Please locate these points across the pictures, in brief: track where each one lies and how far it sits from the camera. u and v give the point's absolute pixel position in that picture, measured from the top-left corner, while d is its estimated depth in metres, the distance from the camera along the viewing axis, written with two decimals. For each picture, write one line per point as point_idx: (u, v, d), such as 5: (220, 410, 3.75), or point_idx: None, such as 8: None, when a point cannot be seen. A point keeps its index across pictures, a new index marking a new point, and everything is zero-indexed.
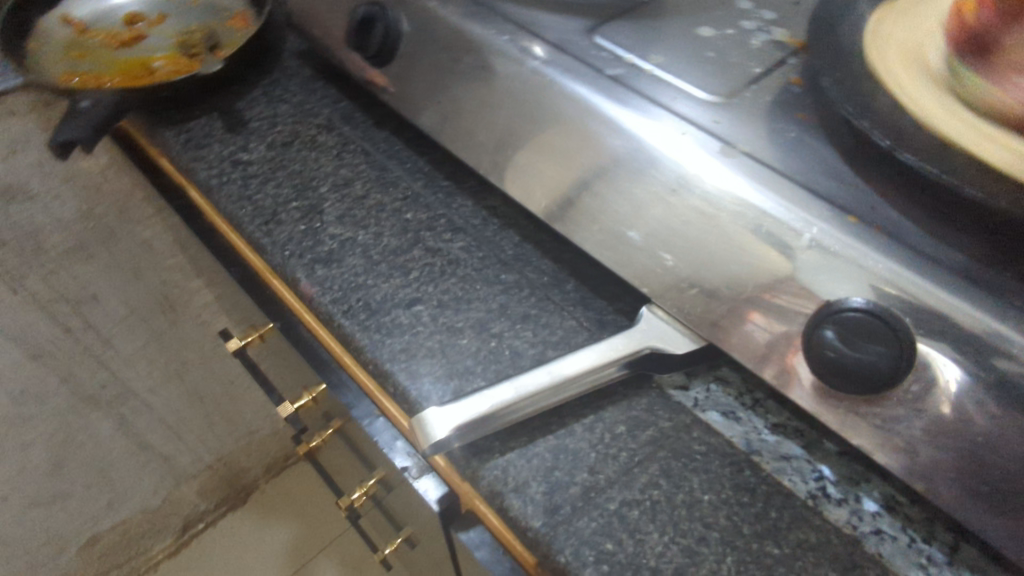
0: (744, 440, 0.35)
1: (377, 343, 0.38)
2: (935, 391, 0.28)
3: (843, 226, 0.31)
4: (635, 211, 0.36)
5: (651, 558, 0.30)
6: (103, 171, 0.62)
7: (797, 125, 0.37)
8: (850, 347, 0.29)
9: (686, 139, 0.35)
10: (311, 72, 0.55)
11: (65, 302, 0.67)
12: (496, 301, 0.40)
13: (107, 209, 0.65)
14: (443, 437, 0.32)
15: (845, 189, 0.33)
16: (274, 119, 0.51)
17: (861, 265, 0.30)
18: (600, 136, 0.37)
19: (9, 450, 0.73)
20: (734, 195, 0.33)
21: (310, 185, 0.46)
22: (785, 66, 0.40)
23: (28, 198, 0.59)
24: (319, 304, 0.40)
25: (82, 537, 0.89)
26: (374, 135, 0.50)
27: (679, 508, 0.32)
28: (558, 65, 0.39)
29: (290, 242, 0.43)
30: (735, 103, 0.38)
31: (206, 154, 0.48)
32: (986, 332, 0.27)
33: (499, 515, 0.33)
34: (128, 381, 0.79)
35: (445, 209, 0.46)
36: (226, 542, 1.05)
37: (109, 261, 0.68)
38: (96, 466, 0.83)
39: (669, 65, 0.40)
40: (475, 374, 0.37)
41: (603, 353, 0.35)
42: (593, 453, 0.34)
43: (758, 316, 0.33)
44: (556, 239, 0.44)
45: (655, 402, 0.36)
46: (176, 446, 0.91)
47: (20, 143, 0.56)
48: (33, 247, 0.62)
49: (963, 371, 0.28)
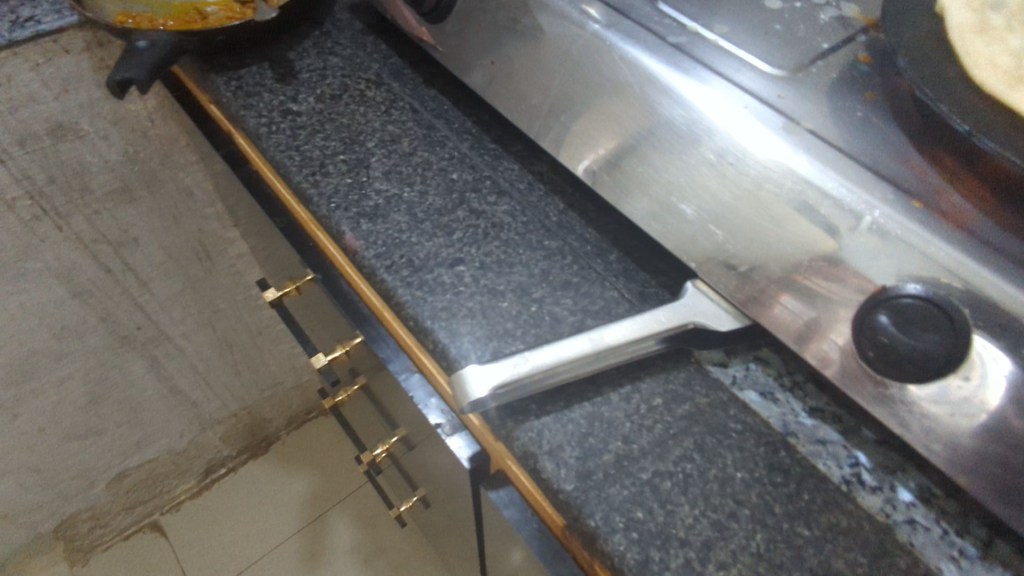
0: (780, 421, 0.35)
1: (419, 300, 0.38)
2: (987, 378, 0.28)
3: (906, 210, 0.30)
4: (689, 184, 0.35)
5: (681, 528, 0.31)
6: (150, 115, 0.63)
7: (864, 105, 0.35)
8: (904, 333, 0.29)
9: (746, 113, 0.34)
10: (362, 26, 0.55)
11: (107, 243, 0.69)
12: (538, 267, 0.40)
13: (153, 153, 0.66)
14: (481, 396, 0.33)
15: (911, 174, 0.32)
16: (324, 71, 0.51)
17: (921, 250, 0.29)
18: (658, 106, 0.36)
19: (48, 383, 0.75)
20: (793, 172, 0.32)
21: (358, 139, 0.46)
22: (855, 42, 0.39)
23: (78, 137, 0.60)
24: (362, 258, 0.40)
25: (111, 472, 0.92)
26: (422, 93, 0.50)
27: (711, 483, 0.32)
28: (618, 29, 0.39)
29: (336, 195, 0.43)
30: (802, 78, 0.37)
31: (256, 102, 0.48)
32: None
33: (532, 476, 0.34)
34: (163, 325, 0.81)
35: (490, 171, 0.46)
36: (247, 488, 1.08)
37: (151, 204, 0.69)
38: (127, 405, 0.86)
39: (734, 36, 0.39)
40: (514, 336, 0.37)
41: (647, 325, 0.35)
42: (628, 423, 0.34)
43: (789, 299, 0.33)
44: (601, 209, 0.44)
45: (693, 376, 0.36)
46: (205, 392, 0.94)
47: (72, 82, 0.56)
48: (80, 186, 0.63)
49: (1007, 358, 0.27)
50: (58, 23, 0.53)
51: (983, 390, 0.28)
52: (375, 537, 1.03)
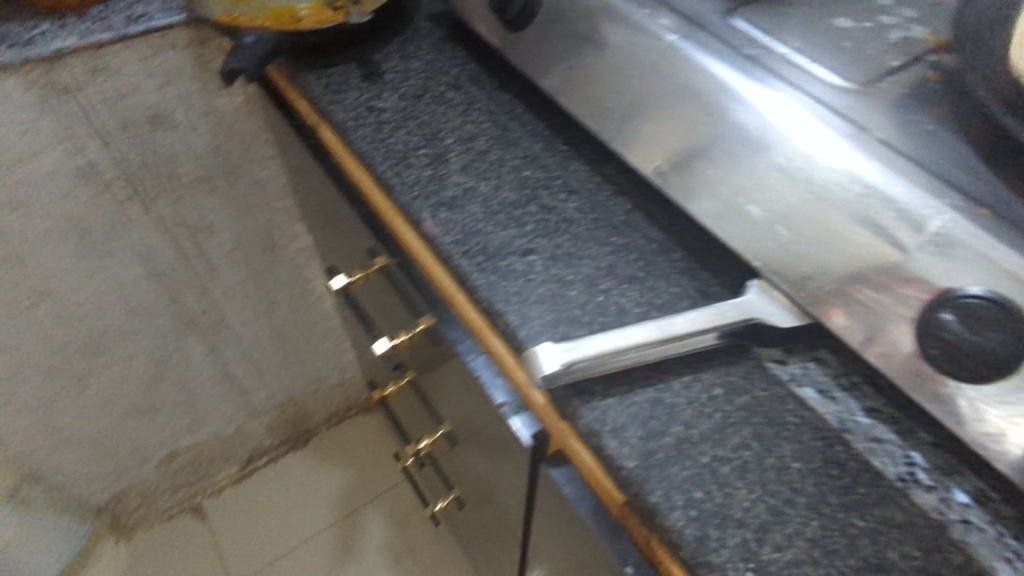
0: (837, 418, 0.36)
1: (493, 285, 0.40)
2: None
3: (973, 218, 0.31)
4: (759, 188, 0.37)
5: (739, 510, 0.32)
6: (237, 111, 0.67)
7: (932, 119, 0.37)
8: (968, 330, 0.30)
9: (817, 122, 0.36)
10: (443, 34, 0.58)
11: (185, 229, 0.73)
12: (605, 261, 0.42)
13: (235, 146, 0.70)
14: (552, 372, 0.35)
15: (979, 185, 0.33)
16: (407, 74, 0.54)
17: (985, 256, 0.30)
18: (729, 113, 0.38)
19: (117, 359, 0.79)
20: (860, 178, 0.34)
21: (437, 136, 0.50)
22: (923, 62, 0.40)
23: (172, 127, 0.64)
24: (440, 244, 0.43)
25: (162, 451, 0.96)
26: (498, 97, 0.53)
27: (768, 471, 0.33)
28: (693, 41, 0.41)
29: (417, 185, 0.46)
30: (871, 92, 0.38)
31: (344, 99, 0.52)
32: None
33: (594, 453, 0.35)
34: (226, 311, 0.85)
35: (561, 171, 0.48)
36: (286, 479, 1.11)
37: (228, 195, 0.74)
38: (185, 387, 0.90)
39: (806, 51, 0.41)
40: (582, 323, 0.39)
41: (711, 317, 0.37)
42: (689, 409, 0.36)
43: (838, 315, 0.35)
44: (666, 212, 0.46)
45: (752, 371, 0.37)
46: (255, 381, 0.97)
47: (174, 75, 0.61)
48: (168, 172, 0.67)
49: None
50: (166, 21, 0.57)
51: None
52: (406, 536, 1.04)
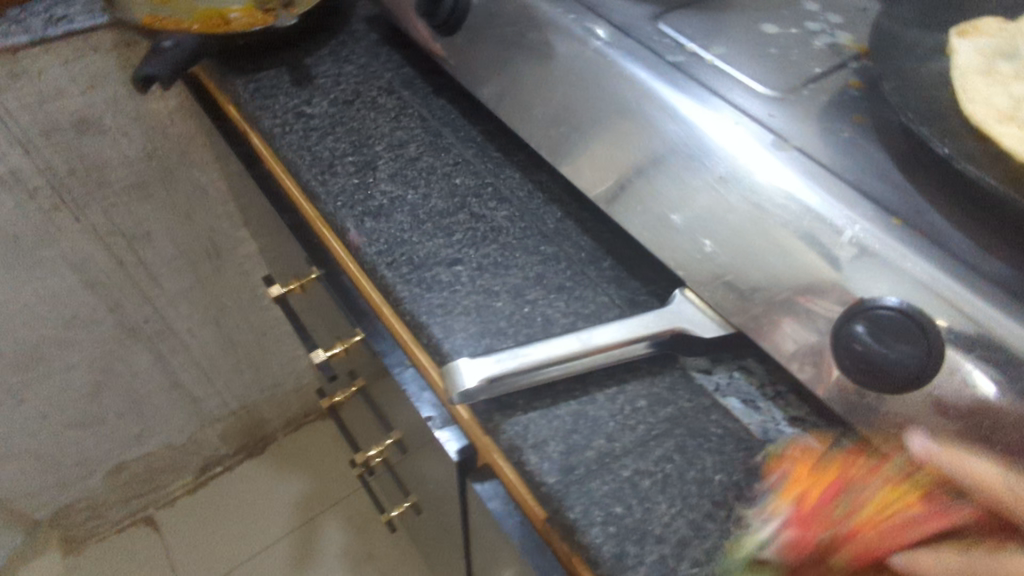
0: (761, 428, 0.35)
1: (416, 297, 0.39)
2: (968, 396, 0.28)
3: (887, 227, 0.31)
4: (683, 197, 0.37)
5: (658, 525, 0.31)
6: (171, 114, 0.65)
7: (852, 127, 0.37)
8: (881, 343, 0.29)
9: (740, 130, 0.36)
10: (378, 37, 0.57)
11: (121, 236, 0.71)
12: (534, 271, 0.42)
13: (171, 150, 0.68)
14: (471, 387, 0.34)
15: (895, 193, 0.33)
16: (339, 78, 0.53)
17: (898, 265, 0.30)
18: (654, 121, 0.38)
19: (54, 370, 0.76)
20: (779, 187, 0.33)
21: (367, 142, 0.48)
22: (845, 69, 0.40)
23: (101, 131, 0.62)
24: (365, 254, 0.42)
25: (109, 463, 0.93)
26: (432, 102, 0.52)
27: (689, 484, 0.33)
28: (620, 47, 0.41)
29: (343, 194, 0.45)
30: (794, 99, 0.38)
31: (273, 104, 0.51)
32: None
33: (516, 469, 0.35)
34: (170, 319, 0.82)
35: (493, 177, 0.47)
36: (242, 487, 1.09)
37: (166, 201, 0.71)
38: (130, 397, 0.87)
39: (731, 57, 0.41)
40: (506, 335, 0.38)
41: (634, 329, 0.36)
42: (612, 422, 0.35)
43: (788, 325, 0.33)
44: (597, 219, 0.45)
45: (677, 381, 0.37)
46: (206, 389, 0.95)
47: (99, 78, 0.59)
48: (99, 178, 0.65)
49: (988, 378, 0.28)
50: (89, 23, 0.55)
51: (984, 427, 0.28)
52: (365, 542, 1.03)
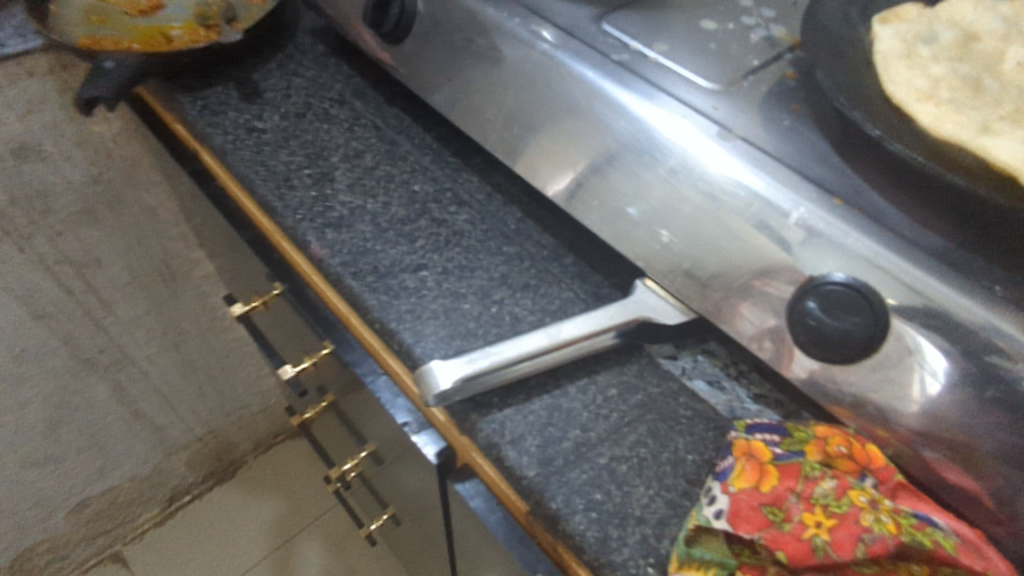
0: (727, 407, 0.37)
1: (385, 305, 0.40)
2: (915, 358, 0.30)
3: (829, 208, 0.33)
4: (636, 190, 0.38)
5: (637, 508, 0.33)
6: (115, 137, 0.64)
7: (791, 114, 0.39)
8: (831, 316, 0.31)
9: (686, 123, 0.37)
10: (325, 49, 0.57)
11: (70, 265, 0.69)
12: (499, 271, 0.42)
13: (117, 174, 0.66)
14: (447, 388, 0.34)
15: (833, 175, 0.35)
16: (288, 91, 0.53)
17: (841, 243, 0.32)
18: (604, 118, 0.39)
19: (6, 409, 0.73)
20: (727, 176, 0.35)
21: (322, 154, 0.48)
22: (783, 60, 0.43)
23: (41, 158, 0.60)
24: (328, 266, 0.42)
25: (71, 502, 0.90)
26: (384, 111, 0.52)
27: (664, 465, 0.34)
28: (566, 47, 0.42)
29: (302, 207, 0.44)
30: (735, 91, 0.40)
31: (222, 121, 0.50)
32: (967, 316, 0.29)
33: (496, 466, 0.35)
34: (126, 346, 0.80)
35: (451, 182, 0.48)
36: (213, 515, 1.06)
37: (115, 226, 0.70)
38: (89, 431, 0.84)
39: (673, 53, 0.42)
40: (476, 336, 0.39)
41: (600, 321, 0.37)
42: (586, 412, 0.36)
43: (748, 309, 0.34)
44: (557, 217, 0.46)
45: (645, 368, 0.38)
46: (169, 417, 0.93)
47: (36, 104, 0.57)
48: (43, 206, 0.63)
49: (931, 342, 0.30)
50: (23, 47, 0.54)
51: (946, 391, 0.30)
52: (345, 558, 1.02)
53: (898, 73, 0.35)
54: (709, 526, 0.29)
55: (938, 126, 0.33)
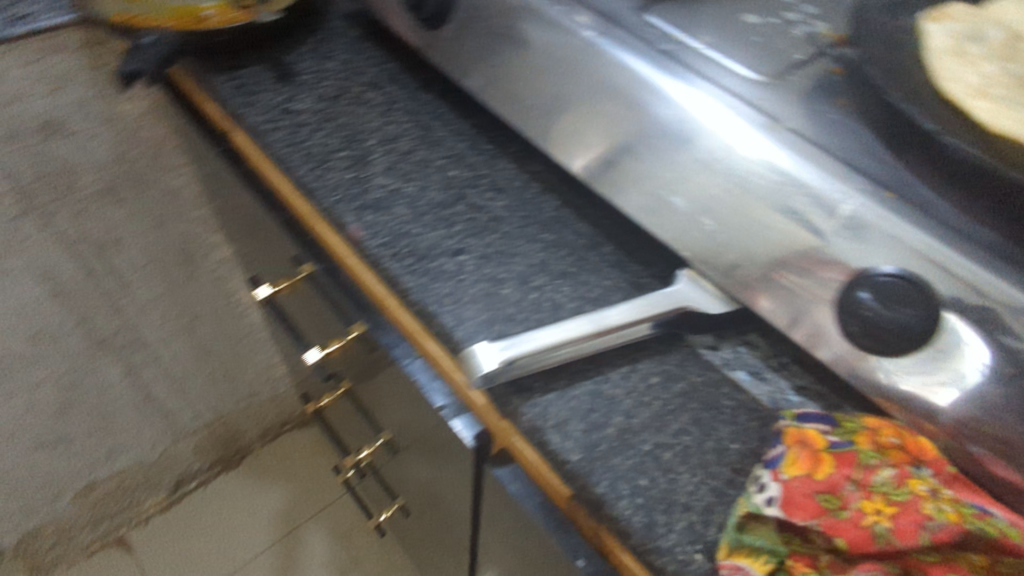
0: (770, 398, 0.37)
1: (424, 287, 0.39)
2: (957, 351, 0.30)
3: (880, 200, 0.32)
4: (680, 178, 0.38)
5: (683, 495, 0.32)
6: (141, 116, 0.63)
7: (838, 108, 0.39)
8: (885, 306, 0.31)
9: (731, 113, 0.36)
10: (359, 33, 0.56)
11: (90, 245, 0.68)
12: (537, 258, 0.42)
13: (141, 154, 0.66)
14: (492, 370, 0.34)
15: (882, 168, 0.35)
16: (322, 74, 0.52)
17: (893, 237, 0.31)
18: (646, 106, 0.38)
19: (19, 388, 0.73)
20: (774, 167, 0.34)
21: (358, 137, 0.48)
22: (823, 57, 0.42)
23: (68, 135, 0.60)
24: (367, 247, 0.41)
25: (78, 484, 0.89)
26: (419, 97, 0.52)
27: (708, 453, 0.34)
28: (609, 36, 0.41)
29: (338, 188, 0.44)
30: (780, 85, 0.40)
31: (257, 101, 0.50)
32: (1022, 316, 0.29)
33: (538, 450, 0.35)
34: (141, 329, 0.80)
35: (487, 169, 0.47)
36: (219, 502, 1.06)
37: (136, 206, 0.69)
38: (100, 413, 0.84)
39: (718, 46, 0.42)
40: (517, 320, 0.38)
41: (644, 309, 0.37)
42: (629, 399, 0.36)
43: (795, 299, 0.34)
44: (594, 206, 0.46)
45: (686, 358, 0.38)
46: (178, 402, 0.92)
47: (66, 80, 0.57)
48: (66, 184, 0.62)
49: (978, 337, 0.30)
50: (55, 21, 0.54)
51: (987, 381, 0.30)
52: (350, 549, 1.01)
53: (950, 70, 0.34)
54: (761, 513, 0.29)
55: (996, 120, 0.32)
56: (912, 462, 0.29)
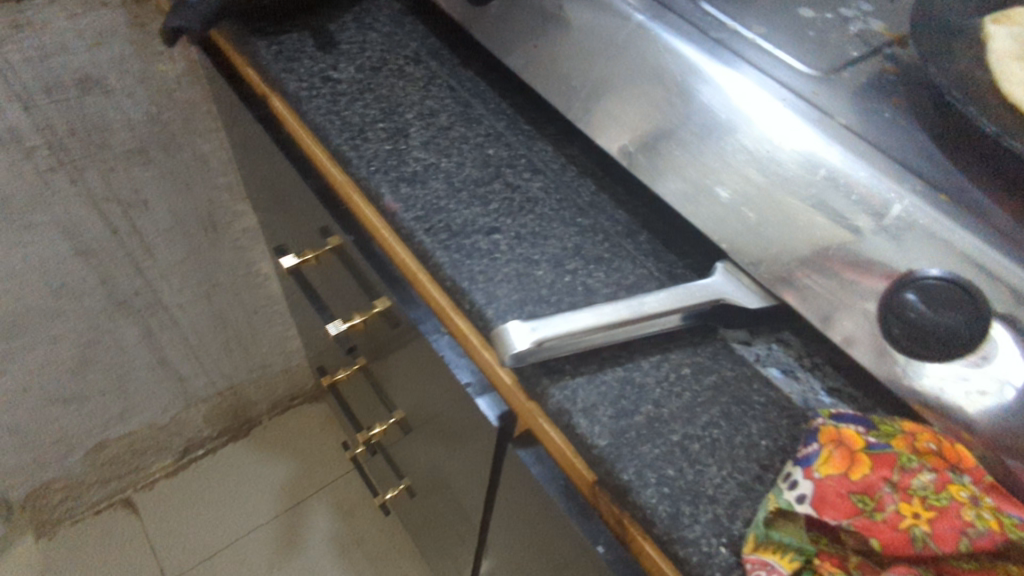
0: (801, 397, 0.36)
1: (458, 263, 0.39)
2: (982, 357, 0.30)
3: (933, 201, 0.32)
4: (725, 168, 0.37)
5: (710, 487, 0.32)
6: (177, 78, 0.63)
7: (892, 107, 0.38)
8: (932, 309, 0.30)
9: (783, 106, 0.37)
10: (402, 7, 0.56)
11: (118, 204, 0.68)
12: (572, 242, 0.42)
13: (174, 116, 0.66)
14: (522, 350, 0.34)
15: (936, 169, 0.34)
16: (364, 45, 0.52)
17: (942, 238, 0.31)
18: (697, 94, 0.38)
19: (39, 342, 0.73)
20: (825, 161, 0.34)
21: (397, 110, 0.48)
22: (882, 53, 0.41)
23: (104, 92, 0.60)
24: (401, 220, 0.41)
25: (89, 442, 0.90)
26: (460, 74, 0.51)
27: (737, 448, 0.33)
28: (662, 21, 0.41)
29: (375, 159, 0.44)
30: (835, 80, 0.39)
31: (297, 67, 0.49)
32: None
33: (564, 433, 0.35)
34: (161, 292, 0.80)
35: (525, 150, 0.47)
36: (225, 471, 1.06)
37: (166, 169, 0.69)
38: (115, 373, 0.84)
39: (772, 36, 0.41)
40: (549, 302, 0.38)
41: (677, 298, 0.36)
42: (658, 389, 0.35)
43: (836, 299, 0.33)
44: (631, 194, 0.45)
45: (719, 351, 0.37)
46: (193, 368, 0.93)
47: (106, 36, 0.57)
48: (99, 141, 0.63)
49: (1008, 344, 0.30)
50: None
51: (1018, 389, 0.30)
52: (352, 526, 1.02)
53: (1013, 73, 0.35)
54: (791, 510, 0.29)
55: None
56: (951, 469, 0.29)
